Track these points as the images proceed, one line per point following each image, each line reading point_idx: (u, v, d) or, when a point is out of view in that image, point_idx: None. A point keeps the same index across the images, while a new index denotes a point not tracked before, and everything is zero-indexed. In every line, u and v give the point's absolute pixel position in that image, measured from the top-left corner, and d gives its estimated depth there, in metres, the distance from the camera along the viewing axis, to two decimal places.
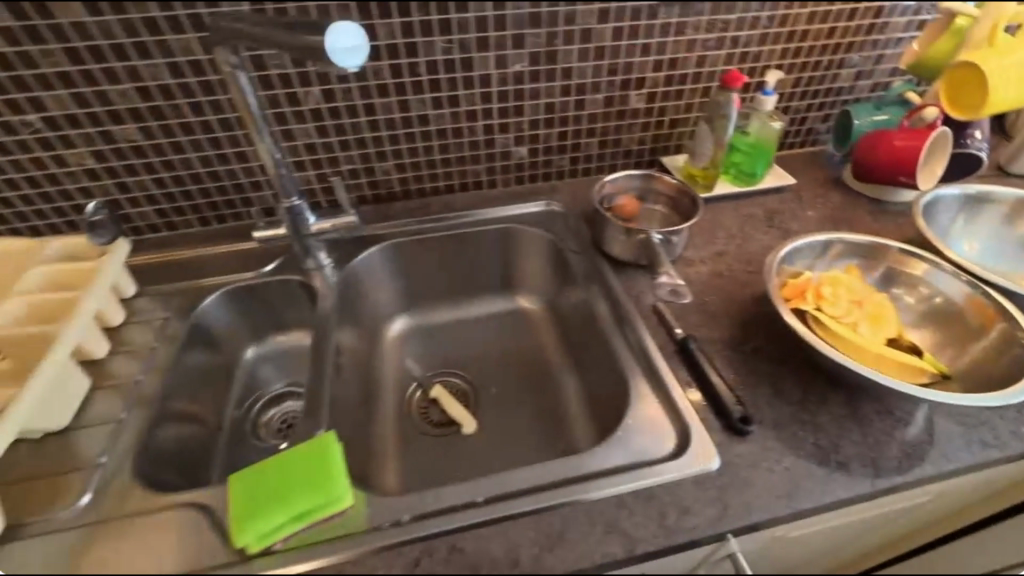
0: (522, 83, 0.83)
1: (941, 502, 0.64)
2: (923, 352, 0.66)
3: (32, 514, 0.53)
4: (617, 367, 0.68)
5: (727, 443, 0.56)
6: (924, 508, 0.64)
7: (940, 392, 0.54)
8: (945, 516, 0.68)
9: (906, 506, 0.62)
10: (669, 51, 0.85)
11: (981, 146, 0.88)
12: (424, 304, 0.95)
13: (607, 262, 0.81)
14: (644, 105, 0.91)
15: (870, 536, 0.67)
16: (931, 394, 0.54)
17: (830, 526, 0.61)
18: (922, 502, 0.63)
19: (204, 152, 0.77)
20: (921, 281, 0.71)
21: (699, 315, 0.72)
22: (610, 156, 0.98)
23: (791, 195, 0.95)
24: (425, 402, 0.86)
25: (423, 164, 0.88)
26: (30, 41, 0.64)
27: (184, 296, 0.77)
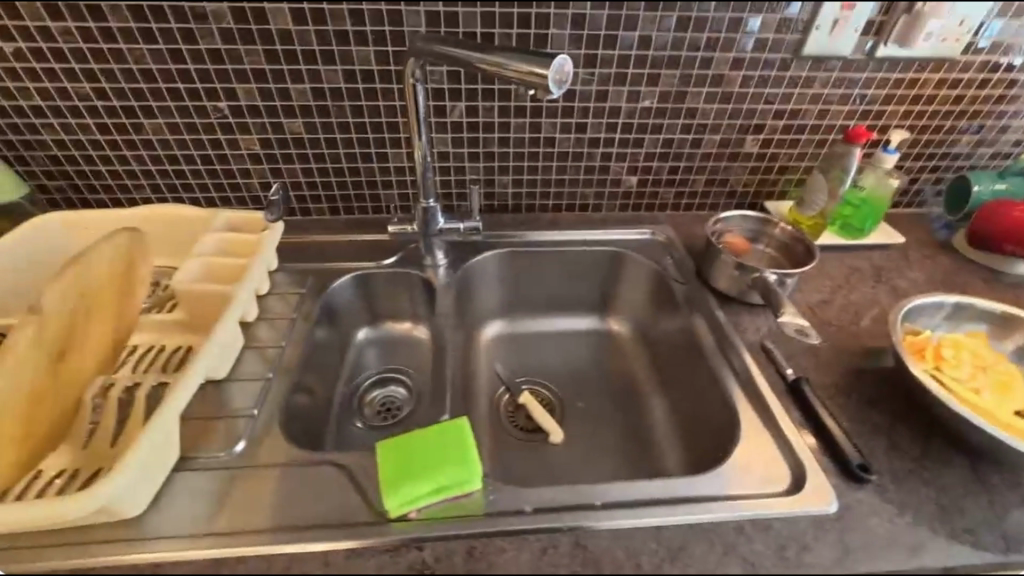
0: (647, 118, 0.88)
1: None
2: None
3: (198, 450, 0.59)
4: (725, 399, 0.70)
5: (846, 488, 0.58)
6: None
7: None
8: None
9: None
10: (793, 101, 0.88)
11: None
12: (518, 313, 1.00)
13: (712, 295, 0.84)
14: (758, 149, 0.94)
15: None
16: None
17: None
18: None
19: (352, 150, 0.85)
20: None
21: (809, 359, 0.73)
22: (714, 194, 1.00)
23: (898, 253, 0.94)
24: (512, 406, 0.90)
25: (539, 182, 0.94)
26: (242, 41, 0.74)
27: (315, 276, 0.84)
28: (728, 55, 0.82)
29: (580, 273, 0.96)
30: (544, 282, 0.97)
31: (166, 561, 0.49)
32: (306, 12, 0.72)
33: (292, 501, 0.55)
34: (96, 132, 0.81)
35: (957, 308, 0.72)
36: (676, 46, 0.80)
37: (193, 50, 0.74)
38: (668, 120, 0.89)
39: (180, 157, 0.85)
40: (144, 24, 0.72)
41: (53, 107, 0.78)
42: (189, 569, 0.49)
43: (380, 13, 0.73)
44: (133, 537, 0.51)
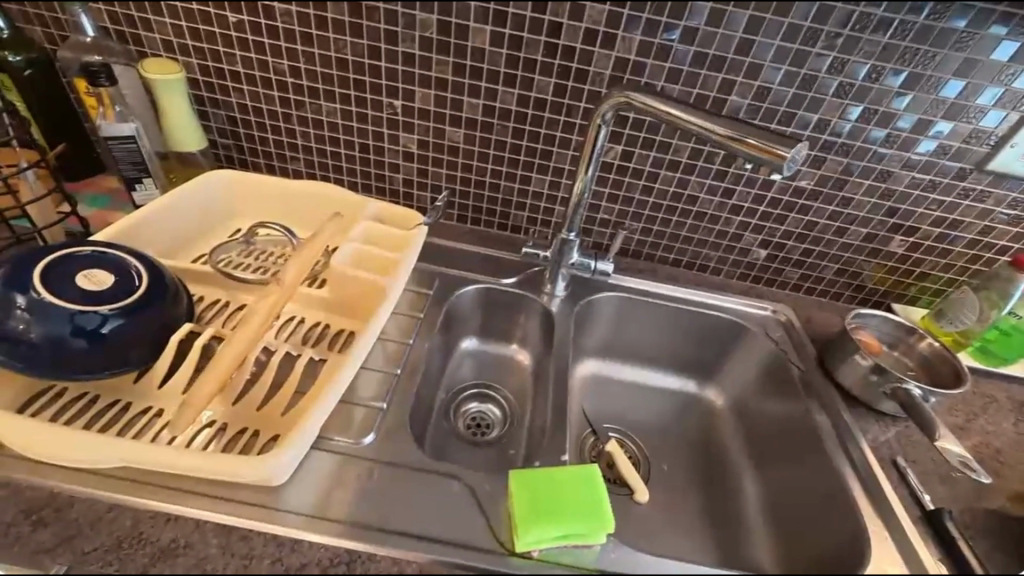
0: (798, 196, 0.87)
1: None
2: None
3: (331, 431, 0.61)
4: (847, 508, 0.66)
5: None
6: None
7: None
8: None
9: None
10: (958, 212, 0.85)
11: None
12: (614, 357, 0.98)
13: (836, 391, 0.80)
14: (903, 251, 0.90)
15: None
16: None
17: None
18: None
19: (500, 168, 0.87)
20: None
21: (943, 488, 0.68)
22: (840, 285, 0.96)
23: None
24: (597, 450, 0.88)
25: (667, 235, 0.93)
26: (438, 51, 0.78)
27: (441, 280, 0.86)
28: (903, 155, 0.80)
29: (690, 334, 0.94)
30: (651, 334, 0.95)
31: (304, 539, 0.50)
32: (505, 36, 0.75)
33: (416, 507, 0.55)
34: (277, 104, 0.86)
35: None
36: (853, 135, 0.79)
37: (392, 51, 0.79)
38: (818, 203, 0.87)
39: (341, 141, 0.89)
40: (357, 20, 0.77)
41: (249, 76, 0.84)
42: (325, 554, 0.50)
43: (573, 51, 0.75)
44: (269, 507, 0.52)
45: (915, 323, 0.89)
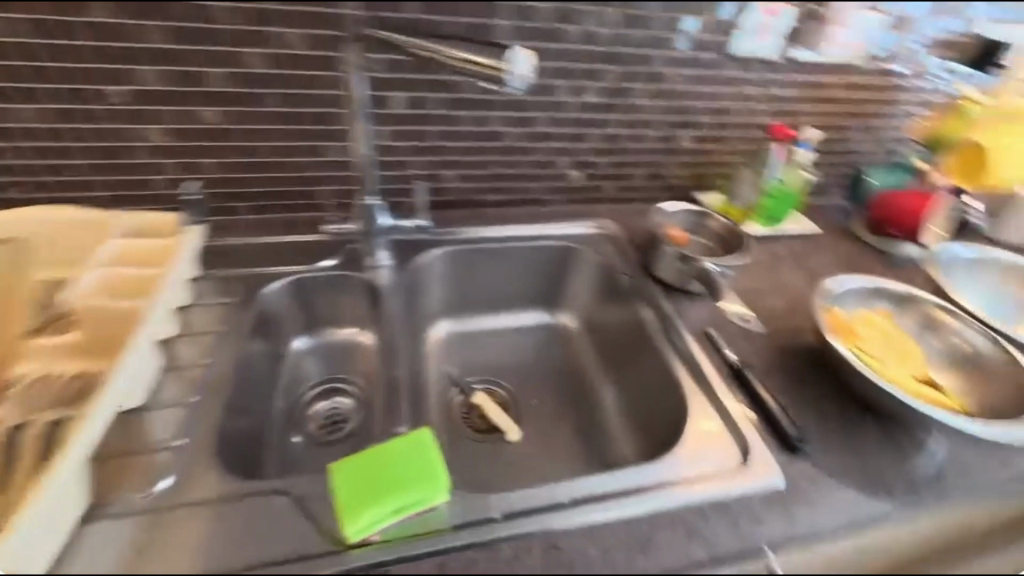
0: (591, 113, 0.89)
1: None
2: (944, 390, 0.69)
3: (111, 495, 0.51)
4: (674, 387, 0.73)
5: (787, 461, 0.61)
6: None
7: (964, 420, 0.60)
8: None
9: None
10: (723, 100, 0.93)
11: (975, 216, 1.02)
12: (467, 311, 0.97)
13: (656, 286, 0.86)
14: (693, 145, 0.98)
15: None
16: (958, 420, 0.60)
17: None
18: None
19: (279, 142, 0.77)
20: (949, 331, 0.74)
21: (746, 342, 0.77)
22: (652, 188, 1.03)
23: (812, 240, 1.03)
24: (465, 408, 0.87)
25: (484, 177, 0.92)
26: (148, 16, 0.65)
27: (242, 283, 0.76)
28: (665, 52, 0.85)
29: (528, 269, 0.96)
30: (492, 279, 0.95)
31: None
32: None
33: (230, 537, 0.49)
34: None
35: (873, 289, 0.77)
36: (616, 42, 0.82)
37: (87, 25, 0.64)
38: (610, 115, 0.90)
39: (71, 150, 0.71)
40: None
41: None
42: None
43: None
44: None
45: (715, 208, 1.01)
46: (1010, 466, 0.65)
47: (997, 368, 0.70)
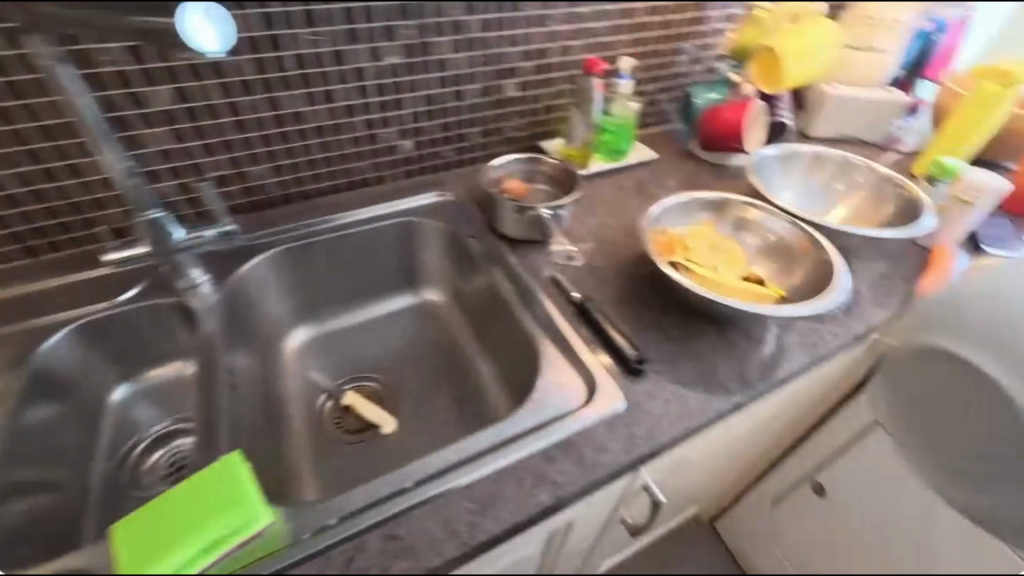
0: (398, 76, 0.84)
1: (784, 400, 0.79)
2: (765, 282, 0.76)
3: None
4: (528, 338, 0.72)
5: (630, 384, 0.63)
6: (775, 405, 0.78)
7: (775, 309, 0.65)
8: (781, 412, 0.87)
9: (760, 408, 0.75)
10: (535, 42, 0.91)
11: (783, 114, 1.08)
12: (323, 312, 0.91)
13: (503, 242, 0.84)
14: (519, 93, 0.96)
15: (740, 436, 0.81)
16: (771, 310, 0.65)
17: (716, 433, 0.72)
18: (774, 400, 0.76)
19: (15, 169, 0.64)
20: (759, 226, 0.80)
21: (591, 279, 0.78)
22: (491, 145, 1.01)
23: (653, 167, 1.07)
24: (337, 412, 0.82)
25: (303, 166, 0.85)
26: None
27: (14, 342, 0.64)
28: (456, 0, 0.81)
29: (372, 253, 0.90)
30: (337, 271, 0.89)
31: None
32: None
33: None
34: None
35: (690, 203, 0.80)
36: None
37: None
38: (420, 76, 0.85)
39: None
40: None
41: None
42: None
43: None
44: None
45: (557, 155, 1.03)
46: (819, 339, 0.73)
47: (796, 245, 0.77)
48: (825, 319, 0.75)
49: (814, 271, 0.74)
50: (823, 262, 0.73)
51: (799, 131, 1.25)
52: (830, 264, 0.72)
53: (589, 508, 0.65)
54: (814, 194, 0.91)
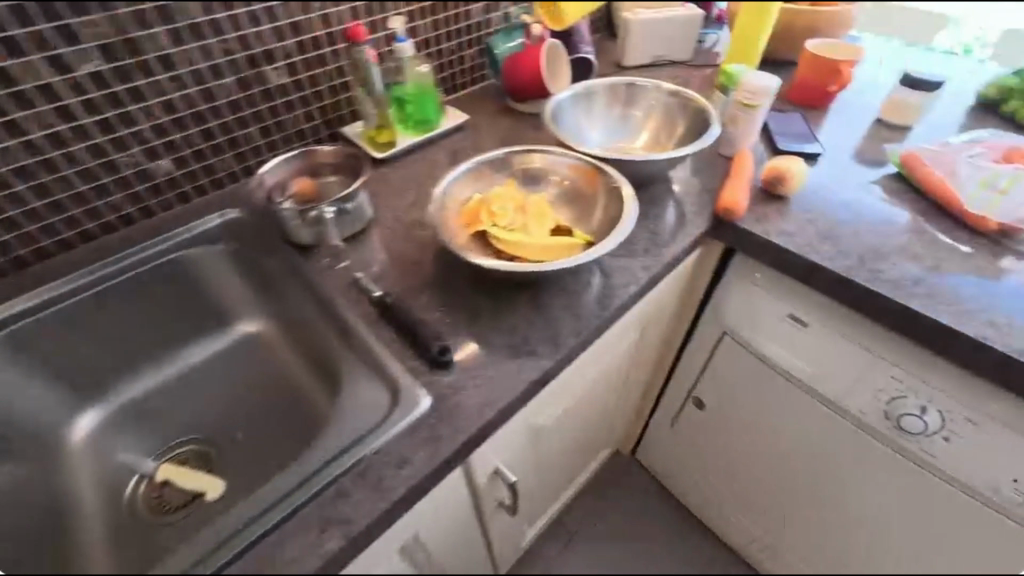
0: (111, 85, 0.69)
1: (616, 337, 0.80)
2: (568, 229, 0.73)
3: None
4: (332, 357, 0.66)
5: (435, 380, 0.58)
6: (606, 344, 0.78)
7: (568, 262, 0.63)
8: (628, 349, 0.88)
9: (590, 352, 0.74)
10: (283, 16, 0.79)
11: (585, 49, 1.04)
12: (117, 384, 0.77)
13: (299, 253, 0.75)
14: (290, 79, 0.85)
15: (587, 382, 0.81)
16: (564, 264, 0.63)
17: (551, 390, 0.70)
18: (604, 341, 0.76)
19: None
20: (550, 171, 0.79)
21: (397, 271, 0.71)
22: (279, 143, 0.89)
23: (468, 131, 1.01)
24: (156, 491, 0.71)
25: (21, 220, 0.70)
26: None
27: None
28: None
29: (151, 301, 0.77)
30: (113, 333, 0.76)
31: None
32: None
33: None
34: None
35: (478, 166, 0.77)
36: None
37: None
38: (143, 80, 0.71)
39: None
40: None
41: None
42: None
43: None
44: None
45: (359, 139, 0.94)
46: (630, 273, 0.71)
47: (579, 176, 0.77)
48: (639, 253, 0.74)
49: (610, 208, 0.73)
50: (614, 195, 0.73)
51: (617, 63, 1.23)
52: (619, 199, 0.72)
53: (433, 515, 0.61)
54: (618, 127, 0.89)
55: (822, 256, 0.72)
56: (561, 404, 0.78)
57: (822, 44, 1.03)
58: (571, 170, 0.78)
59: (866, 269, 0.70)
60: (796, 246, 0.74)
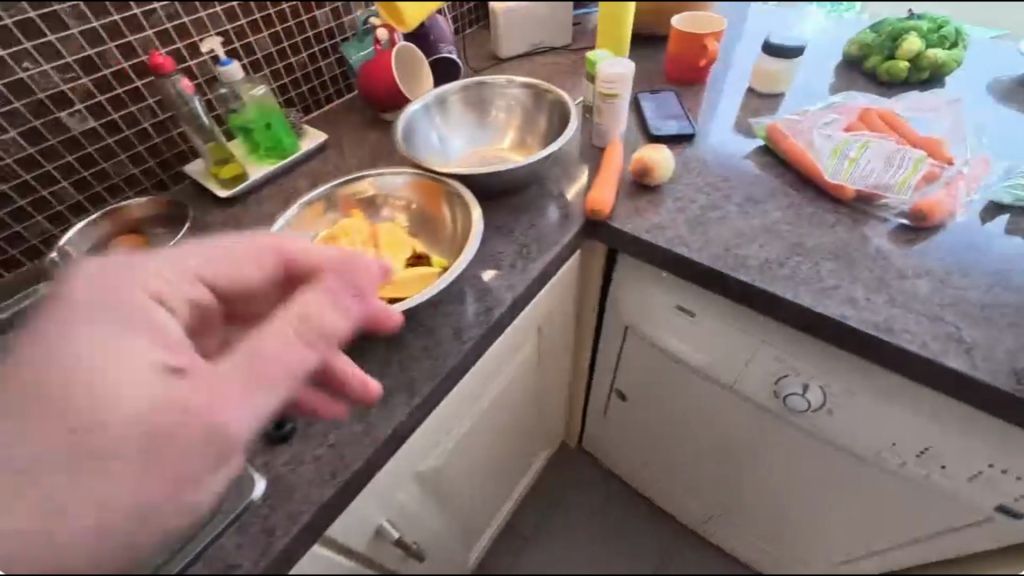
0: None
1: (498, 353, 0.74)
2: (421, 253, 0.69)
3: None
4: None
5: (272, 458, 0.52)
6: (488, 365, 0.73)
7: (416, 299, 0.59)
8: (523, 362, 0.85)
9: (470, 378, 0.69)
10: (65, 52, 0.68)
11: (448, 49, 0.98)
12: None
13: None
14: (98, 123, 0.74)
15: (479, 407, 0.77)
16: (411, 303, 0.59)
17: (427, 429, 0.65)
18: (482, 366, 0.71)
19: None
20: (392, 196, 0.74)
21: None
22: (103, 195, 0.78)
23: (331, 151, 0.93)
24: None
25: None
26: None
27: None
28: None
29: None
30: None
31: None
32: None
33: None
34: None
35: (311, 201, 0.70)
36: None
37: None
38: None
39: None
40: None
41: None
42: None
43: None
44: None
45: (201, 179, 0.83)
46: (495, 295, 0.67)
47: (421, 192, 0.74)
48: (506, 271, 0.70)
49: (461, 224, 0.69)
50: (463, 209, 0.69)
51: (496, 56, 1.16)
52: (466, 212, 0.68)
53: None
54: (480, 130, 0.84)
55: (690, 248, 0.70)
56: (451, 438, 0.73)
57: (688, 18, 1.00)
58: (412, 186, 0.74)
59: (732, 256, 0.68)
60: (665, 240, 0.71)
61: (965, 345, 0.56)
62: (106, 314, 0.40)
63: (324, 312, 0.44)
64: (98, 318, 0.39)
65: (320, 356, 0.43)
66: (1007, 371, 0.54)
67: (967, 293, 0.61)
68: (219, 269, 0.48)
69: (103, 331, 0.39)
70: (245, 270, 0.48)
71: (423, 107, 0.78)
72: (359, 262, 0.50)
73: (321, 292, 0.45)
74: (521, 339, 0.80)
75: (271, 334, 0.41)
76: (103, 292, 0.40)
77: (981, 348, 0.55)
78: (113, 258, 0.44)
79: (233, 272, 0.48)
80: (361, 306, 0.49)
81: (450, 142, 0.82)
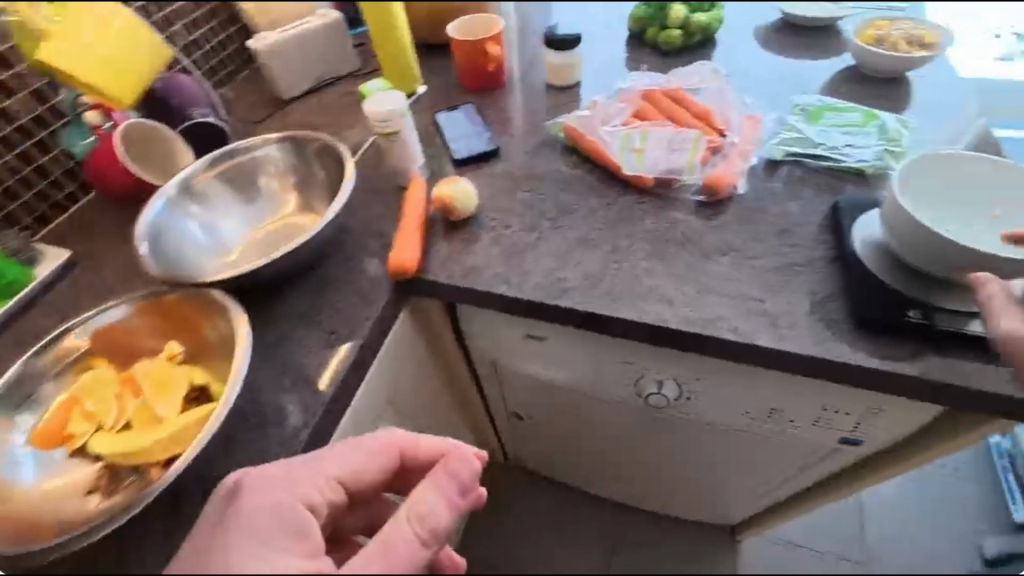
0: None
1: None
2: (192, 386, 0.56)
3: None
4: None
5: None
6: None
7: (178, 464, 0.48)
8: None
9: None
10: None
11: (204, 112, 0.82)
12: None
13: None
14: None
15: None
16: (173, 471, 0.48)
17: None
18: None
19: None
20: (138, 329, 0.60)
21: None
22: None
23: (82, 269, 0.74)
24: None
25: None
26: None
27: None
28: None
29: None
30: None
31: None
32: None
33: None
34: None
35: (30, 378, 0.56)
36: None
37: None
38: None
39: None
40: None
41: None
42: None
43: None
44: None
45: None
46: (306, 405, 0.58)
47: (153, 321, 0.60)
48: (314, 370, 0.61)
49: (229, 339, 0.57)
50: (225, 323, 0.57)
51: (279, 97, 1.01)
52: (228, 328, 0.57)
53: None
54: (255, 204, 0.73)
55: (514, 283, 0.65)
56: None
57: (465, 24, 0.94)
58: (139, 319, 0.60)
59: (554, 282, 0.65)
60: (487, 281, 0.66)
61: (770, 318, 0.58)
62: (265, 536, 0.40)
63: (435, 507, 0.41)
64: (262, 529, 0.40)
65: (434, 551, 0.41)
66: (807, 334, 0.56)
67: (763, 261, 0.63)
68: (348, 470, 0.48)
69: (271, 548, 0.39)
70: (368, 468, 0.49)
71: (166, 205, 0.66)
72: (457, 449, 0.48)
73: (432, 479, 0.43)
74: (373, 423, 0.71)
75: (395, 529, 0.40)
76: (263, 508, 0.42)
77: (782, 317, 0.58)
78: (277, 465, 0.46)
79: (359, 469, 0.48)
80: (469, 496, 0.44)
81: (222, 228, 0.70)
